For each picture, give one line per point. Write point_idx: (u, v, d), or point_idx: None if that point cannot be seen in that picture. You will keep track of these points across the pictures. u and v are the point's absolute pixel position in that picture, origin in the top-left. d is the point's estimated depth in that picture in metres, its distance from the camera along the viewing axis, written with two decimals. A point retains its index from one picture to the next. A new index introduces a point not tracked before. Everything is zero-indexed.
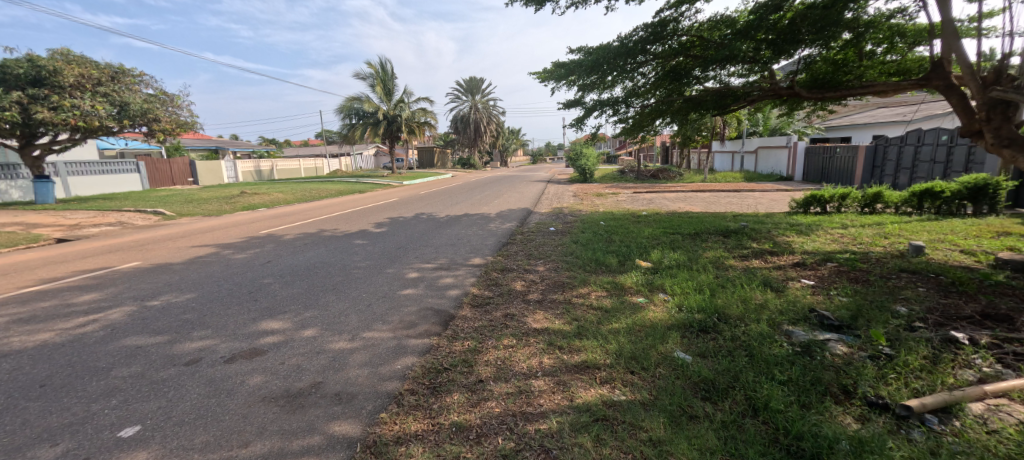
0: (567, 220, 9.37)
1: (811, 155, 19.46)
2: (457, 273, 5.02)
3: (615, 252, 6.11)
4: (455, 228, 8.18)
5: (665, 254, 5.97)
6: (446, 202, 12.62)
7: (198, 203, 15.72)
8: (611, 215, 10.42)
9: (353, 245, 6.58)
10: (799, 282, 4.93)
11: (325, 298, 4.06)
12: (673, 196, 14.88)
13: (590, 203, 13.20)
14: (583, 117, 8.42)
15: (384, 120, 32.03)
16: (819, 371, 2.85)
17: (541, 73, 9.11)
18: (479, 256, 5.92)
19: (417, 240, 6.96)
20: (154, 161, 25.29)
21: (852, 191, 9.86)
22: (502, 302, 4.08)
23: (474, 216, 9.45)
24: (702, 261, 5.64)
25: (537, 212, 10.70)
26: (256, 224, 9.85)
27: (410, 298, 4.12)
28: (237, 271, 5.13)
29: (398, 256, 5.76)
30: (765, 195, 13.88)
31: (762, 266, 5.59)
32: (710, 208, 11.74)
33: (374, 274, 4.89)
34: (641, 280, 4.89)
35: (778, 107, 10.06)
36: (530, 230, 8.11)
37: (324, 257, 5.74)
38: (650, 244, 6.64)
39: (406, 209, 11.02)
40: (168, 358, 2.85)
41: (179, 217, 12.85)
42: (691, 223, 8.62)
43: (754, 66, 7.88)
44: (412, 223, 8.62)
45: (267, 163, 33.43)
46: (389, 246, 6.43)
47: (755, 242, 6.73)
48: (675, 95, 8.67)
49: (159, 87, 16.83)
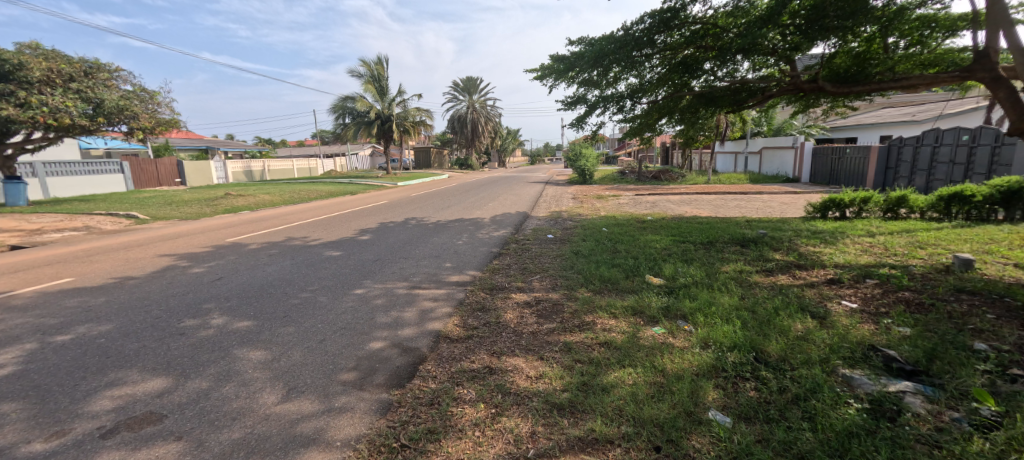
0: (567, 226, 8.64)
1: (819, 156, 18.73)
2: (438, 295, 4.30)
3: (622, 266, 5.36)
4: (443, 235, 7.43)
5: (679, 269, 5.24)
6: (438, 204, 11.84)
7: (177, 205, 14.93)
8: (613, 219, 9.68)
9: (325, 256, 5.82)
10: (840, 305, 4.20)
11: (270, 331, 3.33)
12: (678, 199, 14.18)
13: (591, 207, 12.43)
14: (584, 116, 7.68)
15: (378, 120, 31.31)
16: (909, 447, 2.11)
17: (538, 69, 8.38)
18: (465, 270, 5.18)
19: (399, 250, 6.20)
20: (139, 162, 24.47)
21: (874, 195, 9.13)
22: (488, 337, 3.36)
23: (465, 221, 8.71)
24: (723, 278, 4.91)
25: (534, 216, 9.97)
26: (230, 230, 9.11)
27: (375, 331, 3.39)
28: (180, 290, 4.41)
29: (371, 271, 5.02)
30: (775, 198, 13.12)
31: (792, 283, 4.86)
32: (719, 211, 11.02)
33: (338, 296, 4.15)
34: (655, 303, 4.15)
35: (794, 103, 9.32)
36: (525, 238, 7.35)
37: (288, 271, 5.01)
38: (659, 256, 5.89)
39: (394, 213, 10.28)
40: (25, 434, 2.11)
41: (153, 221, 12.09)
42: (702, 229, 7.90)
43: (773, 58, 7.12)
44: (397, 230, 7.89)
45: (258, 164, 32.58)
46: (364, 258, 5.68)
47: (778, 254, 6.00)
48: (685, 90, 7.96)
49: (137, 83, 16.13)
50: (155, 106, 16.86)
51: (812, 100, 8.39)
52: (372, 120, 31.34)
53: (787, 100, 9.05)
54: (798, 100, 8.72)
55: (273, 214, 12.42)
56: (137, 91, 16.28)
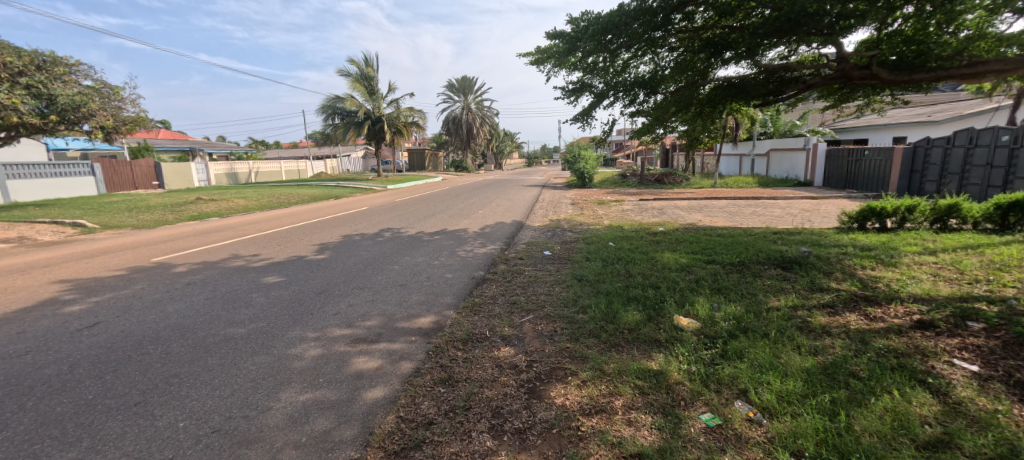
0: (566, 239, 7.41)
1: (834, 158, 17.53)
2: (386, 354, 3.02)
3: (639, 301, 4.13)
4: (419, 252, 6.16)
5: (715, 304, 4.02)
6: (423, 212, 10.59)
7: (137, 211, 13.62)
8: (618, 230, 8.50)
9: (259, 284, 4.54)
10: (956, 369, 2.98)
11: (93, 440, 2.06)
12: (686, 205, 13.01)
13: (592, 214, 11.19)
14: (590, 108, 6.47)
15: (367, 120, 30.05)
16: None
17: (533, 52, 7.21)
18: (435, 309, 3.90)
19: (357, 273, 4.93)
20: (110, 163, 23.07)
21: (919, 202, 7.85)
22: (446, 449, 2.09)
23: (449, 234, 7.48)
24: (779, 320, 3.68)
25: (528, 226, 8.73)
26: (172, 244, 7.81)
27: (265, 436, 2.13)
28: (26, 342, 3.15)
29: (307, 310, 3.75)
30: (796, 205, 11.90)
31: (868, 328, 3.64)
32: (736, 221, 9.85)
33: (239, 359, 2.87)
34: (697, 366, 2.90)
35: (824, 97, 8.18)
36: (516, 256, 6.08)
37: (195, 311, 3.74)
38: (684, 284, 4.66)
39: (369, 222, 9.00)
40: None
41: (99, 231, 10.77)
42: (726, 244, 6.71)
43: (814, 43, 5.93)
44: (364, 245, 6.64)
45: (244, 166, 31.24)
46: (307, 286, 4.40)
47: (833, 281, 4.80)
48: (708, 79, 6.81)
49: (98, 78, 14.85)
50: (119, 103, 15.59)
51: (852, 90, 7.24)
52: (362, 120, 30.02)
53: (819, 92, 7.90)
54: (832, 91, 7.59)
55: (238, 223, 11.14)
56: (99, 88, 14.99)
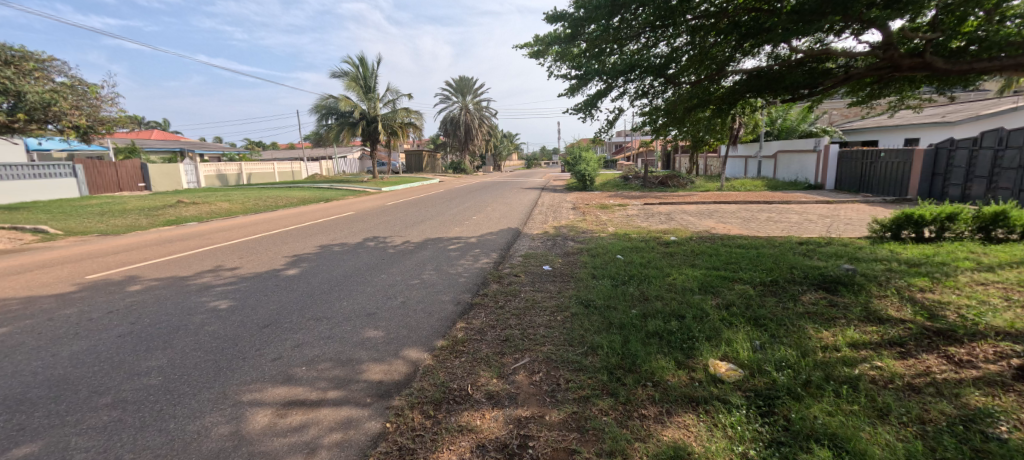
0: (568, 251, 6.61)
1: (848, 160, 16.72)
2: (325, 428, 2.18)
3: (662, 336, 3.33)
4: (399, 266, 5.33)
5: (757, 342, 3.23)
6: (412, 218, 9.78)
7: (109, 216, 12.80)
8: (625, 239, 7.72)
9: (193, 310, 3.71)
10: None
11: None
12: (695, 209, 12.25)
13: (595, 220, 10.41)
14: (595, 98, 5.67)
15: (362, 121, 29.25)
16: None
17: (532, 41, 6.47)
18: (405, 349, 3.06)
19: (318, 296, 4.09)
20: (94, 164, 22.22)
21: (960, 210, 7.02)
22: None
23: (437, 244, 6.65)
24: (846, 370, 2.89)
25: (526, 235, 7.93)
26: (126, 254, 6.97)
27: None
28: None
29: (240, 354, 2.93)
30: (813, 211, 11.08)
31: (959, 379, 2.84)
32: (751, 228, 9.08)
33: (115, 443, 2.05)
34: (756, 448, 2.10)
35: (852, 95, 7.41)
36: (511, 273, 5.26)
37: (96, 354, 2.93)
38: (712, 311, 3.87)
39: (351, 229, 8.19)
40: None
41: (61, 238, 9.95)
42: (748, 257, 5.92)
43: (855, 29, 5.11)
44: (336, 257, 5.82)
45: (235, 167, 30.40)
46: (252, 315, 3.58)
47: (889, 307, 4.00)
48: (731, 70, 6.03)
49: (72, 75, 14.00)
50: (96, 102, 14.73)
51: (888, 85, 6.45)
52: (357, 121, 29.19)
53: (847, 89, 7.13)
54: (863, 88, 6.82)
55: (212, 229, 10.32)
56: (73, 85, 14.16)
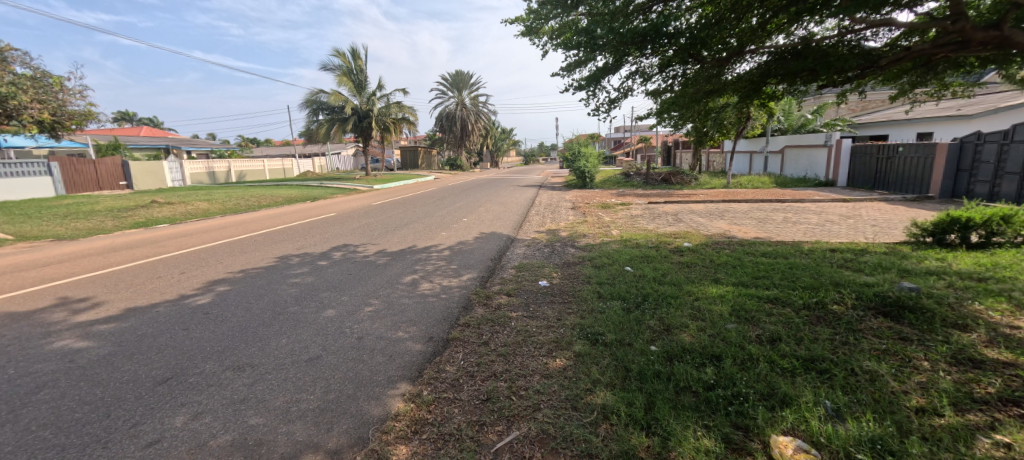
0: (568, 261, 5.76)
1: (861, 155, 15.89)
2: None
3: (698, 393, 2.49)
4: (367, 283, 4.46)
5: (828, 404, 2.39)
6: (397, 220, 8.90)
7: (73, 218, 11.89)
8: (631, 244, 6.89)
9: (83, 353, 2.87)
10: None
11: None
12: (704, 209, 11.41)
13: (597, 222, 9.57)
14: (600, 76, 4.79)
15: (353, 116, 28.21)
16: None
17: (525, 13, 5.61)
18: (342, 421, 2.21)
19: (252, 331, 3.25)
20: (70, 161, 21.20)
21: (1016, 212, 6.12)
22: None
23: (416, 254, 5.78)
24: (967, 453, 2.02)
25: (520, 241, 7.06)
26: (60, 264, 6.07)
27: None
28: None
29: (103, 436, 2.06)
30: (833, 211, 10.23)
31: None
32: (769, 231, 8.25)
33: None
34: None
35: (886, 85, 6.54)
36: (501, 292, 4.40)
37: None
38: (757, 349, 3.03)
39: (326, 234, 7.30)
40: None
41: (8, 243, 9.04)
42: (779, 268, 5.07)
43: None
44: (296, 270, 4.95)
45: (223, 165, 29.40)
46: (152, 366, 2.71)
47: (980, 344, 3.13)
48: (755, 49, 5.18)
49: (34, 65, 13.01)
50: (62, 95, 13.79)
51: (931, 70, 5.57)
52: (348, 116, 28.05)
53: (880, 78, 6.26)
54: (899, 75, 5.96)
55: (179, 232, 9.45)
56: (36, 76, 13.19)
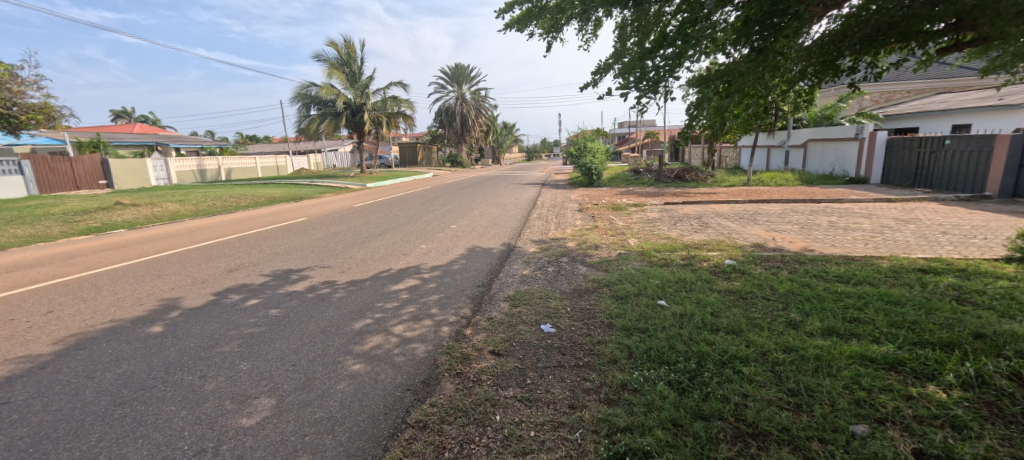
0: (579, 287, 4.38)
1: (899, 149, 14.37)
2: None
3: None
4: (291, 335, 3.08)
5: None
6: (375, 228, 7.56)
7: (20, 223, 10.57)
8: (655, 259, 5.54)
9: None
10: None
11: None
12: (730, 211, 10.03)
13: (609, 227, 8.23)
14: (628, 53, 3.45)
15: (346, 111, 26.85)
16: None
17: None
18: None
19: (43, 452, 1.89)
20: (46, 160, 19.91)
21: None
22: None
23: (380, 281, 4.43)
24: None
25: (517, 256, 5.69)
26: None
27: None
28: None
29: None
30: (884, 214, 8.76)
31: None
32: (819, 239, 6.88)
33: None
34: None
35: None
36: (485, 346, 3.01)
37: None
38: None
39: (279, 248, 5.94)
40: None
41: None
42: (874, 304, 3.64)
43: None
44: (207, 309, 3.60)
45: (213, 162, 28.09)
46: None
47: None
48: (824, 8, 3.74)
49: None
50: (15, 87, 12.46)
51: None
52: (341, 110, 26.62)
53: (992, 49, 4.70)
54: None
55: (123, 240, 8.12)
56: None
